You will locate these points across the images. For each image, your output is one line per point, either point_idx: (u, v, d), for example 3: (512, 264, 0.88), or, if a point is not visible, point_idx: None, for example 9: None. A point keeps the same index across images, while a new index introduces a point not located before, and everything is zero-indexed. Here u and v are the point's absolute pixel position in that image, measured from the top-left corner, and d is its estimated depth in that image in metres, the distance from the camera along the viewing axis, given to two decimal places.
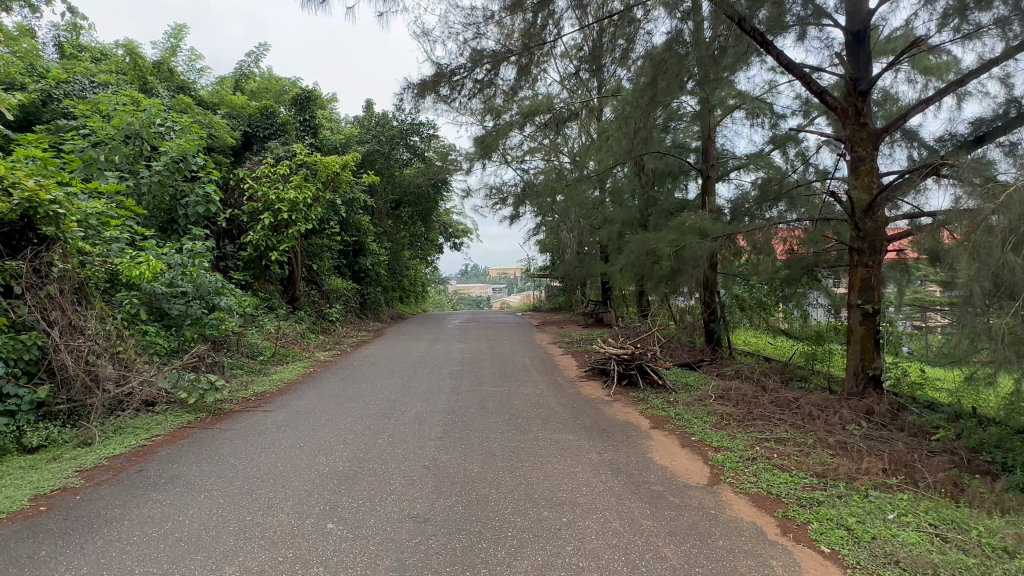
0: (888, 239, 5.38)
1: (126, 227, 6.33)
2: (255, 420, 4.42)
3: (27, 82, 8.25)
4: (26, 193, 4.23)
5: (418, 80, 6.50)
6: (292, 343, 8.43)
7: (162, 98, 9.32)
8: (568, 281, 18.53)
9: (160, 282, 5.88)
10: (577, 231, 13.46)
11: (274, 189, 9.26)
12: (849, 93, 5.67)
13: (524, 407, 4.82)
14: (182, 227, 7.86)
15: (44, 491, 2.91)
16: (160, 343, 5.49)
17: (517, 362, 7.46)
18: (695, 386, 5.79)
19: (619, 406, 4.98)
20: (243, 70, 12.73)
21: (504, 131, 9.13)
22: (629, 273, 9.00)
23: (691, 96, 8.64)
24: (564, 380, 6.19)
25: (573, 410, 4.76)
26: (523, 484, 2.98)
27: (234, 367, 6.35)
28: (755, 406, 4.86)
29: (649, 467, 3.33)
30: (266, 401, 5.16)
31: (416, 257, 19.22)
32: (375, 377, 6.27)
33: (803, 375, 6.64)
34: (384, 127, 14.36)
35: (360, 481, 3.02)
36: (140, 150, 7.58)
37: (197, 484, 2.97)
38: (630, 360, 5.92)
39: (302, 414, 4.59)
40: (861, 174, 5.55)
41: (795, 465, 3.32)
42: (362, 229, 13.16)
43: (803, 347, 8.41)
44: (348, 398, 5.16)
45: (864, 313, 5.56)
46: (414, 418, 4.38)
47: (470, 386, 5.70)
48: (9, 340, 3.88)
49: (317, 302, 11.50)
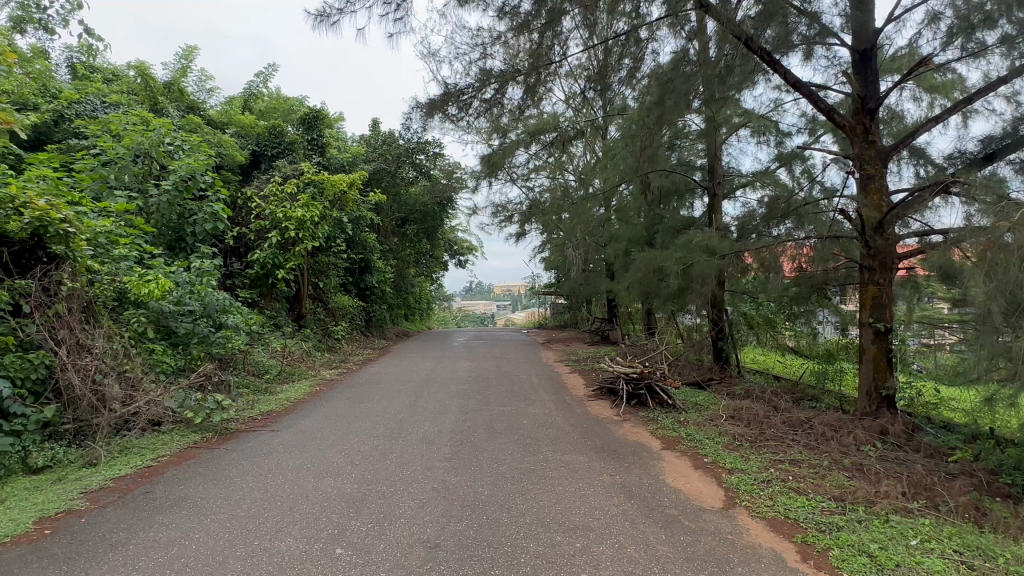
0: (899, 257, 5.33)
1: (135, 246, 6.37)
2: (261, 440, 4.37)
3: (40, 102, 8.37)
4: (37, 213, 4.29)
5: (427, 100, 6.53)
6: (298, 361, 8.39)
7: (172, 118, 9.42)
8: (574, 299, 18.51)
9: (167, 300, 5.85)
10: (583, 249, 13.46)
11: (281, 208, 9.32)
12: (856, 111, 5.64)
13: (532, 428, 4.76)
14: (190, 245, 7.88)
15: (49, 513, 2.87)
16: (167, 362, 5.46)
17: (525, 380, 7.40)
18: (704, 406, 5.72)
19: (629, 426, 4.92)
20: (252, 90, 12.86)
21: (511, 150, 9.16)
22: (636, 291, 8.97)
23: (697, 115, 8.67)
24: (572, 399, 6.13)
25: (583, 430, 4.70)
26: (534, 508, 2.93)
27: (240, 387, 6.32)
28: (767, 427, 4.79)
29: (662, 490, 3.27)
30: (272, 421, 5.11)
31: (421, 274, 19.24)
32: (381, 396, 6.23)
33: (814, 394, 6.55)
34: (390, 146, 14.48)
35: (368, 504, 2.97)
36: (148, 169, 7.66)
37: (203, 507, 2.92)
38: (639, 380, 5.85)
39: (309, 433, 4.55)
40: (870, 191, 5.52)
41: (811, 488, 3.25)
42: (369, 246, 13.20)
43: (813, 365, 8.29)
44: (354, 417, 5.11)
45: (875, 331, 5.47)
46: (421, 438, 4.33)
47: (477, 405, 5.65)
48: (16, 359, 3.88)
49: (322, 320, 11.49)
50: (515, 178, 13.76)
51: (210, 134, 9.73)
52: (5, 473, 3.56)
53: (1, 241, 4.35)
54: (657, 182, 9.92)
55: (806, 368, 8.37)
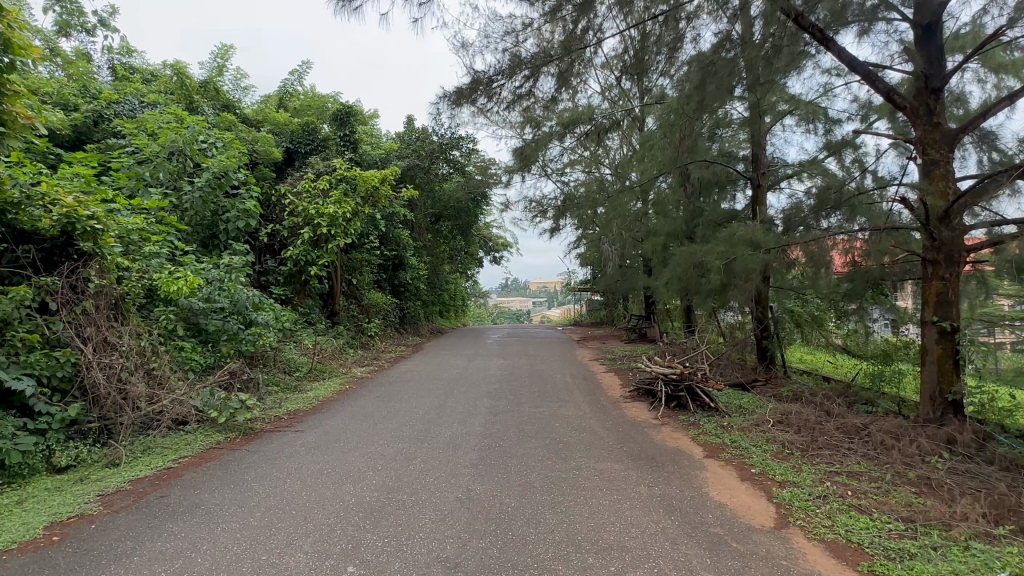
0: (967, 248, 4.86)
1: (166, 243, 6.41)
2: (285, 441, 4.25)
3: (80, 103, 8.51)
4: (64, 209, 4.28)
5: (454, 88, 6.31)
6: (330, 358, 8.31)
7: (207, 116, 9.48)
8: (610, 295, 18.13)
9: (197, 297, 5.82)
10: (619, 244, 13.10)
11: (314, 204, 9.30)
12: (918, 91, 5.16)
13: (564, 431, 4.51)
14: (223, 242, 7.89)
15: (60, 518, 2.77)
16: (195, 359, 5.42)
17: (558, 380, 7.16)
18: (749, 410, 5.38)
19: (668, 431, 4.62)
20: (287, 88, 12.91)
21: (544, 142, 8.89)
22: (674, 287, 8.61)
23: (740, 101, 8.24)
24: (607, 400, 5.87)
25: (619, 435, 4.43)
26: (565, 523, 2.69)
27: (269, 384, 6.28)
28: (820, 433, 4.42)
29: (705, 505, 2.98)
30: (298, 421, 5.00)
31: (456, 271, 19.14)
32: (410, 395, 6.08)
33: (870, 397, 6.10)
34: (424, 142, 14.38)
35: (387, 515, 2.78)
36: (182, 166, 7.68)
37: (215, 515, 2.79)
38: (678, 381, 5.54)
39: (333, 434, 4.43)
40: (934, 178, 5.05)
41: (874, 507, 2.92)
42: (402, 243, 13.12)
43: (866, 366, 7.78)
44: (381, 418, 4.96)
45: (941, 331, 5.00)
46: (447, 442, 4.13)
47: (507, 406, 5.43)
48: (42, 357, 3.85)
49: (356, 317, 11.47)
50: (549, 172, 13.49)
51: (245, 132, 9.81)
52: (28, 472, 3.51)
53: (32, 238, 4.39)
54: (697, 174, 9.53)
55: (859, 369, 7.86)
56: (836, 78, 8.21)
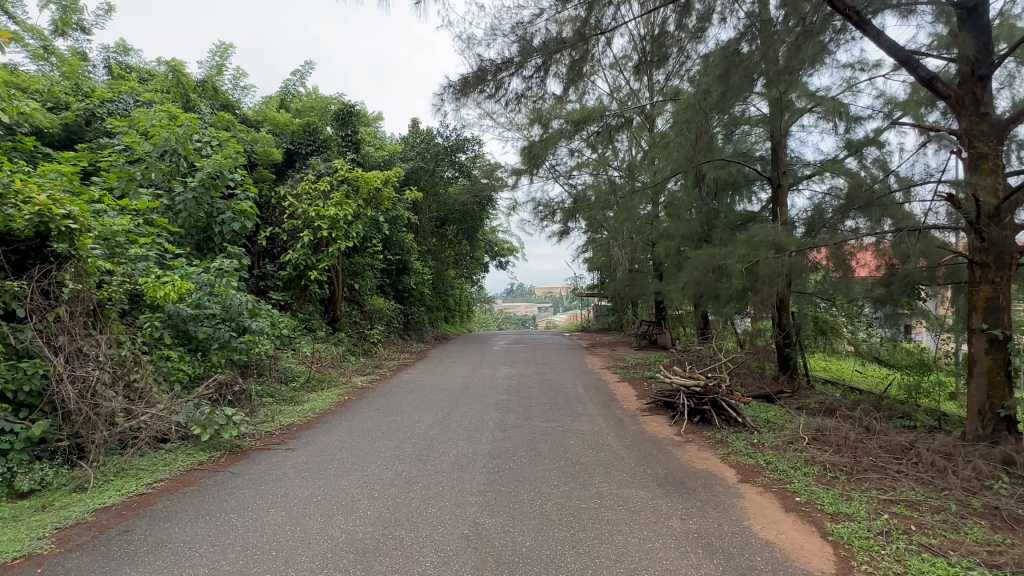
0: (1020, 249, 4.43)
1: (155, 245, 6.05)
2: (273, 462, 3.87)
3: (71, 101, 8.19)
4: (37, 207, 3.90)
5: (460, 78, 5.93)
6: (330, 366, 7.94)
7: (204, 115, 9.15)
8: (619, 300, 17.72)
9: (186, 303, 5.45)
10: (630, 248, 12.70)
11: (314, 207, 8.96)
12: (964, 78, 4.74)
13: (579, 451, 4.10)
14: (218, 245, 7.52)
15: (3, 560, 2.38)
16: (182, 370, 5.05)
17: (569, 390, 6.75)
18: (779, 425, 4.96)
19: (694, 450, 4.22)
20: (289, 89, 12.59)
21: (554, 141, 8.51)
22: (691, 291, 8.19)
23: (759, 96, 7.86)
24: (624, 414, 5.46)
25: (640, 455, 4.02)
26: (591, 569, 2.29)
27: (262, 396, 5.91)
28: (864, 453, 4.00)
29: (751, 544, 2.58)
30: (290, 436, 4.61)
31: (461, 276, 18.77)
32: (413, 408, 5.69)
33: (907, 411, 5.66)
34: (429, 144, 14.03)
35: (381, 558, 2.38)
36: (176, 166, 7.33)
37: (182, 557, 2.40)
38: (702, 395, 5.14)
39: (327, 454, 4.03)
40: (982, 173, 4.62)
41: (949, 548, 2.51)
42: (406, 247, 12.78)
43: (899, 376, 7.30)
44: (380, 435, 4.57)
45: (991, 339, 4.57)
46: (451, 464, 3.74)
47: (517, 420, 5.03)
48: (6, 369, 3.48)
49: (358, 323, 11.09)
50: (557, 175, 13.12)
51: (243, 132, 9.49)
52: None
53: (3, 239, 4.02)
54: (712, 175, 9.12)
55: (891, 380, 7.39)
56: (860, 72, 7.83)
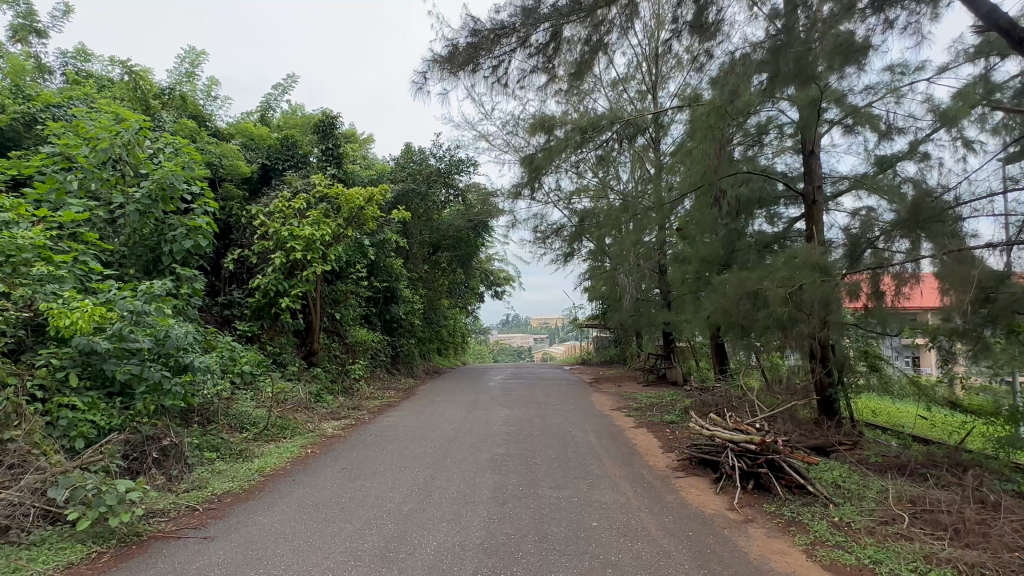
0: None
1: (78, 263, 4.96)
2: (174, 564, 2.71)
3: (7, 102, 7.22)
4: None
5: (448, 57, 5.34)
6: (297, 409, 6.78)
7: (165, 124, 8.18)
8: (622, 332, 16.65)
9: (104, 336, 4.32)
10: (638, 274, 11.70)
11: (287, 226, 7.91)
12: None
13: (605, 541, 2.98)
14: (169, 269, 6.40)
15: None
16: (87, 424, 3.90)
17: (580, 441, 5.62)
18: (857, 492, 3.87)
19: (763, 537, 3.11)
20: (269, 104, 11.69)
21: (557, 151, 7.56)
22: (716, 322, 7.14)
23: (787, 101, 7.03)
24: (653, 475, 4.36)
25: (693, 549, 2.91)
26: None
27: (203, 450, 4.77)
28: (1003, 546, 2.88)
29: None
30: (216, 514, 3.44)
31: (455, 305, 17.67)
32: (388, 467, 4.54)
33: (1006, 472, 4.53)
34: (420, 164, 13.06)
35: None
36: (121, 175, 6.20)
37: None
38: (757, 454, 4.05)
39: (255, 550, 2.87)
40: None
41: None
42: (395, 274, 11.84)
43: (979, 426, 6.10)
44: (337, 513, 3.43)
45: None
46: (427, 568, 2.62)
47: (520, 487, 3.92)
48: None
49: (338, 357, 9.93)
50: (558, 198, 12.20)
51: (209, 144, 8.54)
52: None
53: None
54: (734, 192, 8.07)
55: (969, 429, 6.21)
56: (902, 76, 6.97)
